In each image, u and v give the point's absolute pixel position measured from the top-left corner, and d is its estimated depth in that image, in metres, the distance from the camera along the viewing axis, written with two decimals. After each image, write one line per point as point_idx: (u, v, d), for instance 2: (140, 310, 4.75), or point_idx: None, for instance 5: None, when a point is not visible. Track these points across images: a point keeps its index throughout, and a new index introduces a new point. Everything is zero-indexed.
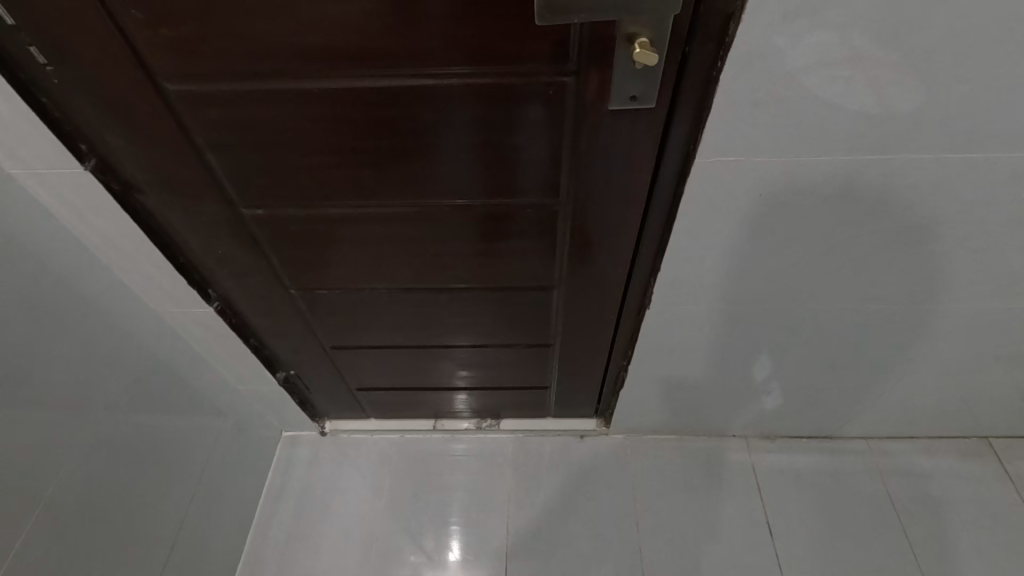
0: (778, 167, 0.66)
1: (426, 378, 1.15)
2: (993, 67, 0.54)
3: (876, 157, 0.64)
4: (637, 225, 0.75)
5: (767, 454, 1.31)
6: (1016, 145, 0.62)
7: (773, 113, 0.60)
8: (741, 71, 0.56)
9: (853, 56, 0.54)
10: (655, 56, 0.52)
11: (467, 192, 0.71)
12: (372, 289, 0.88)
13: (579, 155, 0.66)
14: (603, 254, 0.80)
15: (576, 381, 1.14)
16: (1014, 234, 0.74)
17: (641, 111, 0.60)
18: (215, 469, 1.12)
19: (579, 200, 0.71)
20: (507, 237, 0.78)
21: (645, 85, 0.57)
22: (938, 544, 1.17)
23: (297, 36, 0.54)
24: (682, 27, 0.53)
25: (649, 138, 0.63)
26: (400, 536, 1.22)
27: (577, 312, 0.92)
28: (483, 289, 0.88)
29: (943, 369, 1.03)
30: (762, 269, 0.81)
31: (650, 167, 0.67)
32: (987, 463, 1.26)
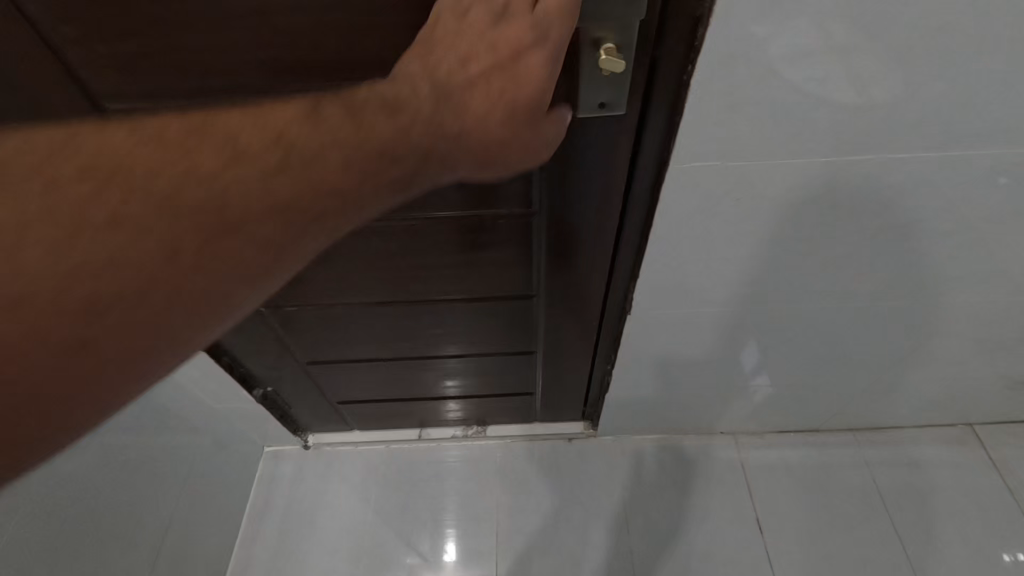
0: (754, 169, 0.64)
1: (410, 389, 1.13)
2: (974, 61, 0.53)
3: (853, 158, 0.63)
4: (613, 232, 0.74)
5: (754, 451, 1.30)
6: (996, 141, 0.61)
7: (747, 116, 0.58)
8: (712, 73, 0.54)
9: (831, 49, 0.52)
10: (623, 64, 0.49)
11: (439, 203, 0.70)
12: (345, 305, 0.86)
13: (552, 166, 0.64)
14: (581, 262, 0.78)
15: (562, 387, 1.12)
16: (996, 229, 0.73)
17: (610, 119, 0.58)
18: (195, 487, 1.09)
19: (553, 210, 0.70)
20: (480, 247, 0.77)
21: (614, 91, 0.55)
22: (927, 537, 1.18)
23: (254, 50, 0.51)
24: (649, 31, 0.51)
25: (620, 145, 0.62)
26: (393, 541, 1.21)
27: (557, 320, 0.91)
28: (461, 300, 0.87)
29: (928, 361, 1.03)
30: (743, 270, 0.79)
31: (624, 173, 0.65)
32: (971, 450, 1.27)
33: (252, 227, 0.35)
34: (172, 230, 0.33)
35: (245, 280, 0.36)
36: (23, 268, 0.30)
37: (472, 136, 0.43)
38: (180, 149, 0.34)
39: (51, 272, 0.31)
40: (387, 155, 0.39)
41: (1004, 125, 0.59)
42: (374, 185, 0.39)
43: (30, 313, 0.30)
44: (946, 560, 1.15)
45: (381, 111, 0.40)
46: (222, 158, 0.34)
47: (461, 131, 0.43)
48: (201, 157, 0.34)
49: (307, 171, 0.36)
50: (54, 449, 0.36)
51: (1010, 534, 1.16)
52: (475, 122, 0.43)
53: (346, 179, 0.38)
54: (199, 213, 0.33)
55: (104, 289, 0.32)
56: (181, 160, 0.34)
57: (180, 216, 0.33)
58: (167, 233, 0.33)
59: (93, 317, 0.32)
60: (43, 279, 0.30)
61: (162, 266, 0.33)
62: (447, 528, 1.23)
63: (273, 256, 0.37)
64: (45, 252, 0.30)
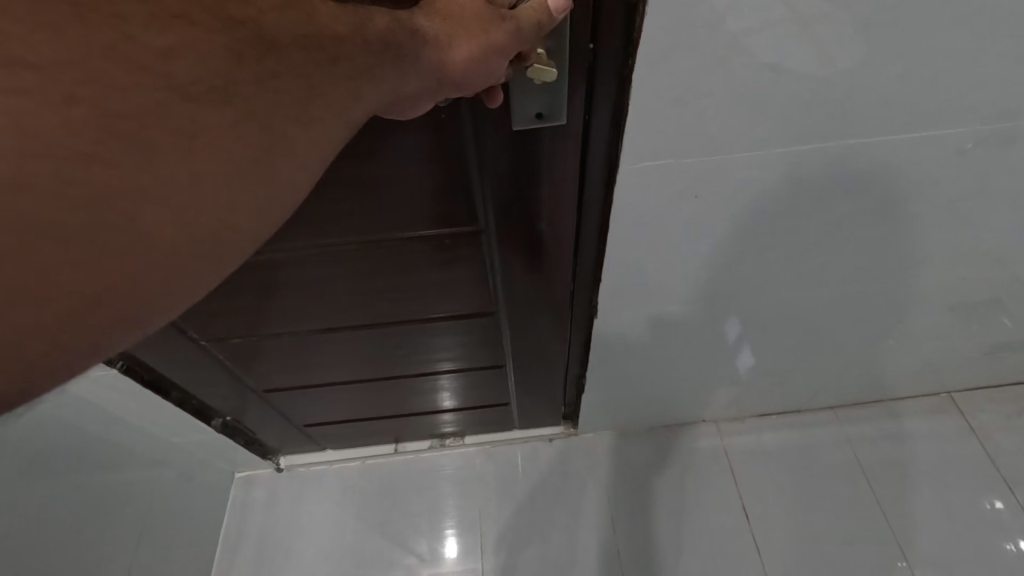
0: (711, 164, 0.60)
1: (382, 407, 1.09)
2: (949, 28, 0.48)
3: (817, 146, 0.59)
4: (569, 242, 0.70)
5: (737, 437, 1.29)
6: (968, 116, 0.57)
7: (701, 106, 0.53)
8: (654, 67, 0.49)
9: (795, 22, 0.47)
10: (553, 73, 0.46)
11: (378, 227, 0.64)
12: (294, 334, 0.82)
13: (495, 179, 0.59)
14: (540, 274, 0.74)
15: (538, 393, 1.09)
16: (971, 204, 0.70)
17: (552, 128, 0.54)
18: (161, 521, 1.04)
19: (502, 223, 0.65)
20: (430, 267, 0.72)
21: (550, 100, 0.51)
22: (909, 508, 1.19)
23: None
24: (580, 33, 0.47)
25: (568, 153, 0.57)
26: (387, 548, 1.20)
27: (522, 334, 0.87)
28: (420, 320, 0.82)
29: (906, 336, 1.01)
30: (711, 264, 0.76)
31: (574, 182, 0.61)
32: (950, 417, 1.28)
33: (296, 63, 0.32)
34: (238, 51, 0.30)
35: (303, 121, 0.34)
36: (105, 70, 0.27)
37: (431, 29, 0.38)
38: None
39: (129, 78, 0.27)
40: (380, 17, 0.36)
41: (967, 102, 0.55)
42: (397, 41, 0.37)
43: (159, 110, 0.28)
44: (929, 528, 1.16)
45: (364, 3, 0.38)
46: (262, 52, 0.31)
47: (413, 21, 0.38)
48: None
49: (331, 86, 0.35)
50: (140, 317, 0.32)
51: (989, 495, 1.18)
52: (420, 13, 0.39)
53: (354, 32, 0.35)
54: (253, 39, 0.30)
55: (200, 104, 0.29)
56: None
57: (237, 38, 0.30)
58: (230, 44, 0.30)
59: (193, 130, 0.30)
60: (130, 86, 0.27)
61: (238, 86, 0.30)
62: (440, 533, 1.21)
63: (329, 111, 0.35)
64: (128, 56, 0.27)
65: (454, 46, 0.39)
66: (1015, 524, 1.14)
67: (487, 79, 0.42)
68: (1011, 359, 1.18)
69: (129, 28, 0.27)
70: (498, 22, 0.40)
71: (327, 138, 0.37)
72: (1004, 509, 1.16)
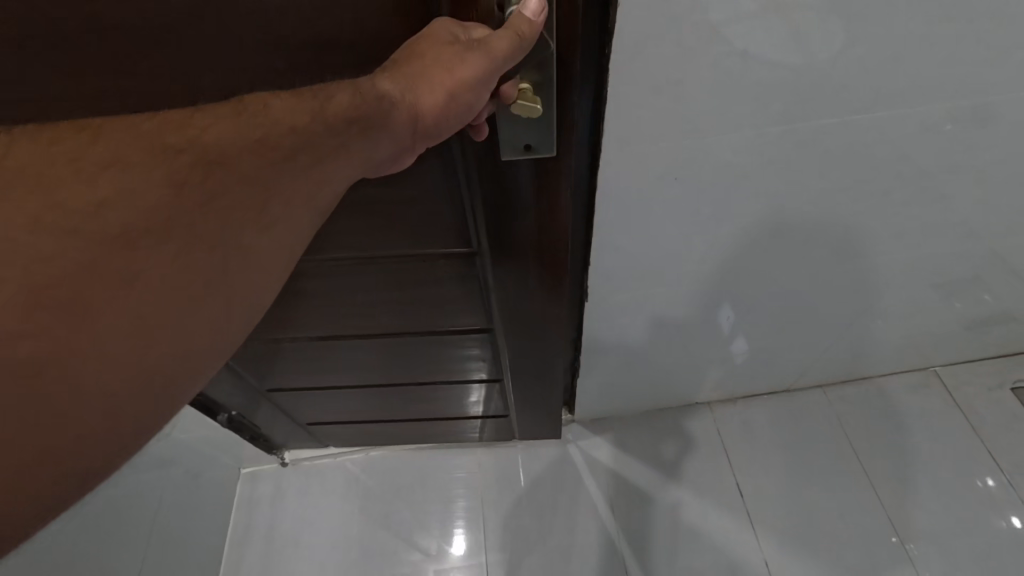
0: (688, 148, 0.63)
1: (399, 411, 1.13)
2: (908, 10, 0.51)
3: (786, 127, 0.62)
4: (562, 269, 0.71)
5: (732, 417, 1.33)
6: (931, 96, 0.60)
7: (674, 93, 0.56)
8: (630, 56, 0.52)
9: (762, 10, 0.49)
10: (537, 110, 0.48)
11: (379, 244, 0.67)
12: (292, 339, 0.86)
13: (488, 208, 0.60)
14: (539, 298, 0.76)
15: (537, 411, 1.13)
16: (939, 181, 0.73)
17: (541, 159, 0.55)
18: (170, 517, 1.07)
19: (496, 247, 0.67)
20: (428, 284, 0.75)
21: (538, 133, 0.52)
22: (902, 489, 1.22)
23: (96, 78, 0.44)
24: (569, 66, 0.48)
25: (558, 183, 0.58)
26: (392, 541, 1.23)
27: (525, 356, 0.89)
28: (424, 332, 0.86)
29: (888, 312, 1.05)
30: (695, 248, 0.80)
31: (565, 211, 0.62)
32: (935, 393, 1.33)
33: (242, 170, 0.36)
34: (174, 181, 0.34)
35: (255, 225, 0.37)
36: (36, 245, 0.30)
37: (398, 91, 0.41)
38: (164, 120, 0.35)
39: (63, 244, 0.31)
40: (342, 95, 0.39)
41: (927, 82, 0.59)
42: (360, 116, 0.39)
43: (105, 261, 0.32)
44: (920, 506, 1.20)
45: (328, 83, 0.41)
46: (199, 176, 0.34)
47: (379, 86, 0.40)
48: (188, 120, 0.35)
49: (283, 180, 0.37)
50: (119, 454, 0.35)
51: (981, 473, 1.22)
52: (386, 76, 0.41)
53: (313, 119, 0.37)
54: (191, 161, 0.34)
55: (136, 246, 0.33)
56: (163, 121, 0.35)
57: (171, 170, 0.34)
58: (164, 179, 0.33)
59: (129, 272, 0.33)
60: (60, 253, 0.31)
61: (174, 216, 0.34)
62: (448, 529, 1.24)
63: (286, 200, 0.38)
64: (59, 224, 0.31)
65: (423, 96, 0.41)
66: (1004, 500, 1.19)
67: (465, 116, 0.44)
68: (991, 334, 1.23)
69: (57, 197, 0.31)
70: (467, 55, 0.41)
71: (287, 231, 0.40)
72: (995, 486, 1.20)
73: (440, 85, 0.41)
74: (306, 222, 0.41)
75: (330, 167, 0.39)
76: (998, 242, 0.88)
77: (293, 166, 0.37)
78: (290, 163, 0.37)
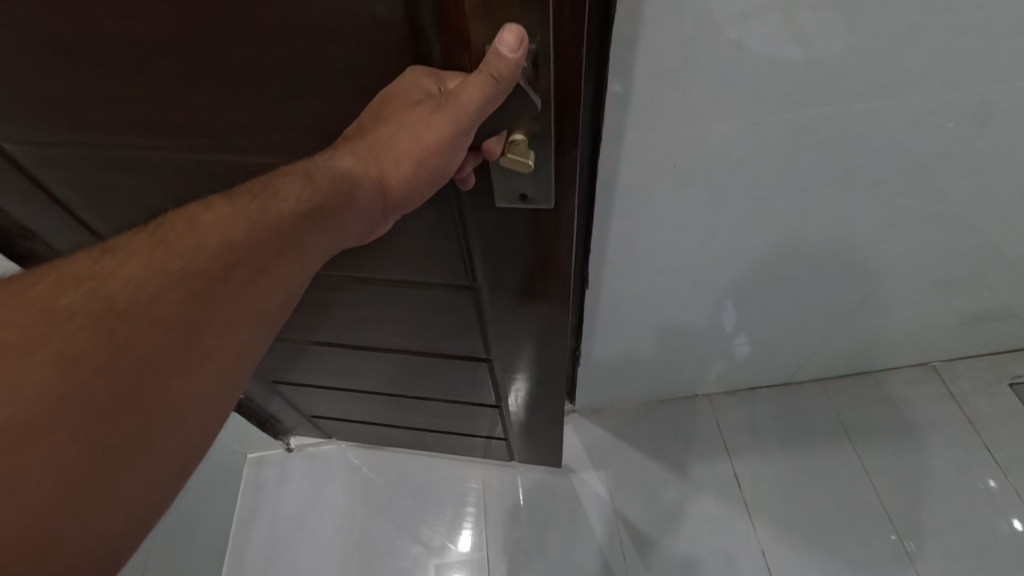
0: (684, 136, 0.65)
1: (402, 417, 1.15)
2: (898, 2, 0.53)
3: (781, 115, 0.64)
4: (561, 309, 0.70)
5: (732, 409, 1.35)
6: (922, 86, 0.62)
7: (671, 81, 0.58)
8: (628, 43, 0.54)
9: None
10: (528, 165, 0.45)
11: (388, 270, 0.68)
12: (294, 341, 0.88)
13: (484, 242, 0.60)
14: (539, 333, 0.75)
15: (542, 440, 1.12)
16: (933, 171, 0.75)
17: (540, 210, 0.53)
18: (177, 498, 1.09)
19: (494, 283, 0.66)
20: (429, 311, 0.76)
21: (536, 185, 0.50)
22: (902, 489, 1.23)
23: (88, 82, 0.45)
24: (567, 121, 0.45)
25: (557, 232, 0.56)
26: (393, 533, 1.24)
27: (525, 383, 0.89)
28: (426, 352, 0.87)
29: (887, 305, 1.07)
30: (692, 235, 0.81)
31: (563, 259, 0.60)
32: (933, 386, 1.34)
33: (164, 308, 0.33)
34: (80, 336, 0.31)
35: (190, 361, 0.34)
36: None
37: (361, 166, 0.41)
38: (53, 284, 0.33)
39: None
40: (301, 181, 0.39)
41: (918, 73, 0.60)
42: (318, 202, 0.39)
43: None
44: (920, 505, 1.21)
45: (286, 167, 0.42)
46: (113, 323, 0.32)
47: (341, 165, 0.41)
48: (96, 269, 0.34)
49: (216, 306, 0.35)
50: None
51: (983, 475, 1.23)
52: (347, 154, 0.42)
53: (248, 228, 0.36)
54: (98, 313, 0.32)
55: (22, 449, 0.29)
56: (58, 281, 0.33)
57: (73, 331, 0.31)
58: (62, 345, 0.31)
59: (31, 463, 0.29)
60: None
61: (79, 387, 0.30)
62: (446, 524, 1.25)
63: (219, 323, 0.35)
64: None
65: (393, 168, 0.42)
66: (1005, 501, 1.19)
67: (440, 172, 0.44)
68: (990, 329, 1.24)
69: None
70: (435, 117, 0.39)
71: (232, 357, 0.36)
72: (996, 487, 1.21)
73: (405, 156, 0.41)
74: (252, 346, 0.37)
75: (271, 277, 0.37)
76: (992, 235, 0.90)
77: (225, 286, 0.35)
78: (222, 284, 0.35)
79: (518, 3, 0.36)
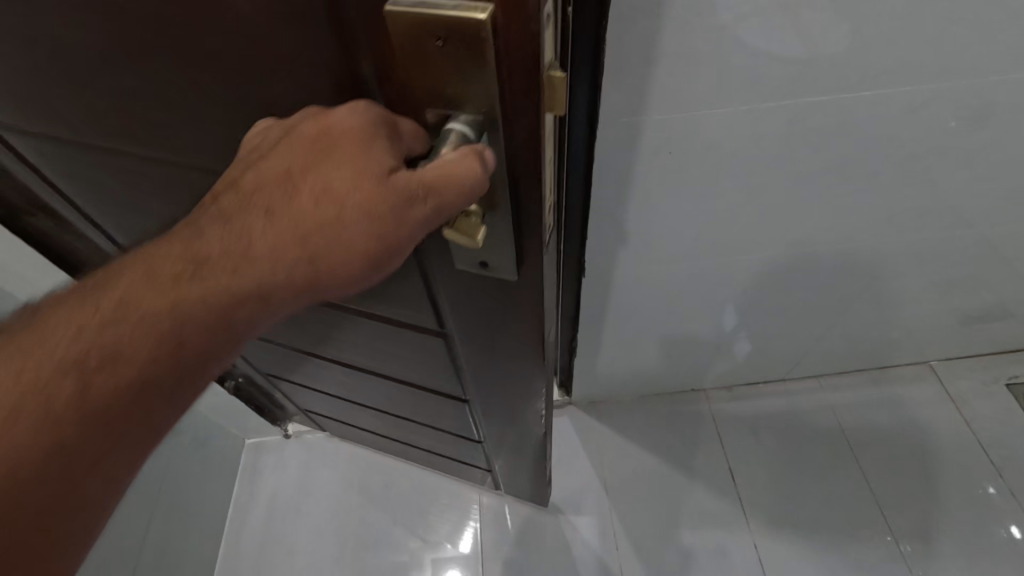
0: (680, 122, 0.65)
1: (391, 430, 1.13)
2: None
3: (776, 105, 0.64)
4: (532, 373, 0.64)
5: (728, 406, 1.35)
6: (917, 78, 0.63)
7: (666, 67, 0.59)
8: (621, 27, 0.54)
9: None
10: (474, 241, 0.37)
11: (359, 301, 0.64)
12: (285, 346, 0.88)
13: (451, 297, 0.54)
14: (512, 389, 0.69)
15: (524, 479, 1.07)
16: (930, 163, 0.75)
17: (503, 279, 0.48)
18: (174, 481, 1.10)
19: (462, 334, 0.61)
20: (402, 347, 0.71)
21: (496, 256, 0.44)
22: (899, 491, 1.23)
23: (48, 85, 0.43)
24: (532, 199, 0.39)
25: (523, 303, 0.51)
26: (389, 525, 1.25)
27: (499, 427, 0.85)
28: (404, 384, 0.84)
29: (885, 300, 1.07)
30: (686, 225, 0.82)
31: (531, 329, 0.54)
32: (931, 385, 1.34)
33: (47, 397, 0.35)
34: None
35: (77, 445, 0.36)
36: None
37: (286, 247, 0.35)
38: None
39: None
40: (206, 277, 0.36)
41: (912, 64, 0.61)
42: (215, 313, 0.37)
43: None
44: (918, 509, 1.20)
45: (188, 234, 0.37)
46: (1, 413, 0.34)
47: (260, 248, 0.35)
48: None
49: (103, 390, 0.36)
50: None
51: (982, 482, 1.22)
52: (268, 229, 0.35)
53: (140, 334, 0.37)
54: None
55: None
56: None
57: None
58: None
59: None
60: None
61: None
62: (440, 517, 1.25)
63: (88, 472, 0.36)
64: None
65: (332, 251, 0.35)
66: (1004, 508, 1.19)
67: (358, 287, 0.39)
68: (989, 329, 1.24)
69: None
70: (380, 199, 0.34)
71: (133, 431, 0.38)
72: (996, 494, 1.20)
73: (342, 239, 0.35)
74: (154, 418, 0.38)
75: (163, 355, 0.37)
76: (989, 230, 0.90)
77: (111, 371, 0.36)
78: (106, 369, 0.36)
79: (456, 76, 0.32)
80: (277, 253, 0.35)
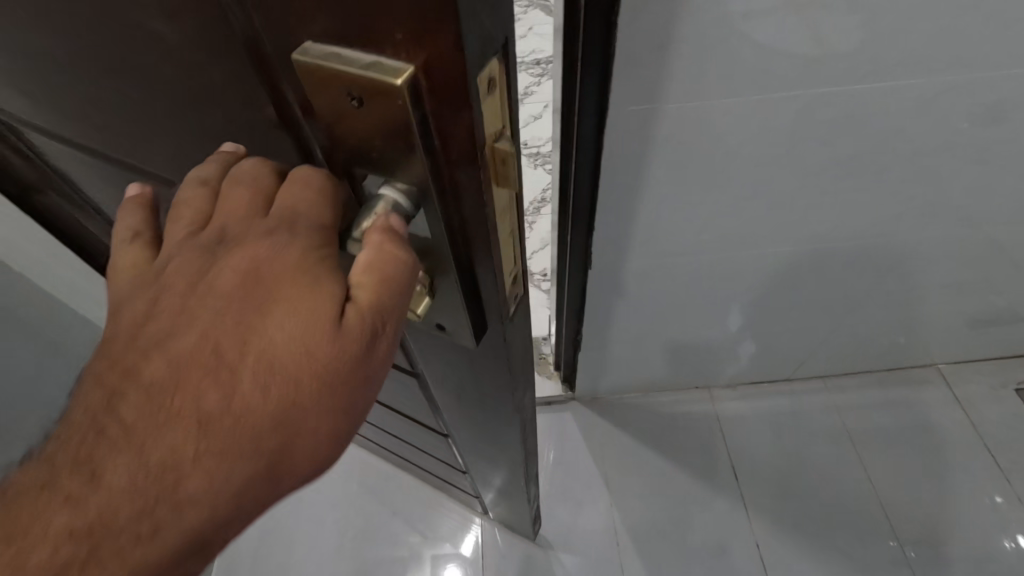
0: (689, 112, 0.65)
1: (383, 441, 1.11)
2: None
3: (786, 95, 0.64)
4: (502, 421, 0.61)
5: (730, 405, 1.34)
6: (929, 70, 0.62)
7: (675, 55, 0.58)
8: (631, 14, 0.54)
9: None
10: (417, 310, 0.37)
11: None
12: None
13: (418, 343, 0.53)
14: (486, 430, 0.67)
15: (513, 510, 1.03)
16: (941, 158, 0.75)
17: (461, 342, 0.45)
18: None
19: (433, 374, 0.60)
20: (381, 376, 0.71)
21: (451, 321, 0.42)
22: (904, 496, 1.21)
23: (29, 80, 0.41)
24: (481, 267, 0.37)
25: (486, 361, 0.48)
26: (389, 517, 1.25)
27: (480, 461, 0.82)
28: (390, 407, 0.83)
29: (892, 300, 1.06)
30: (692, 217, 0.81)
31: (495, 385, 0.52)
32: (937, 388, 1.33)
33: None
34: None
35: None
36: None
37: (229, 451, 0.28)
38: None
39: None
40: (121, 529, 0.27)
41: (924, 56, 0.60)
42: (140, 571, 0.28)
43: None
44: (923, 515, 1.19)
45: (73, 483, 0.27)
46: None
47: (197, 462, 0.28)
48: None
49: None
50: None
51: (989, 490, 1.21)
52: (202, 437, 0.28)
53: None
54: None
55: None
56: None
57: None
58: None
59: None
60: None
61: None
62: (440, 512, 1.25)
63: None
64: None
65: (292, 438, 0.29)
66: (1010, 516, 1.17)
67: (318, 473, 0.33)
68: (997, 333, 1.23)
69: None
70: (341, 359, 0.29)
71: None
72: (1003, 502, 1.19)
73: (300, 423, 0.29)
74: None
75: None
76: (1000, 230, 0.89)
77: None
78: None
79: (380, 136, 0.28)
80: (223, 464, 0.28)
